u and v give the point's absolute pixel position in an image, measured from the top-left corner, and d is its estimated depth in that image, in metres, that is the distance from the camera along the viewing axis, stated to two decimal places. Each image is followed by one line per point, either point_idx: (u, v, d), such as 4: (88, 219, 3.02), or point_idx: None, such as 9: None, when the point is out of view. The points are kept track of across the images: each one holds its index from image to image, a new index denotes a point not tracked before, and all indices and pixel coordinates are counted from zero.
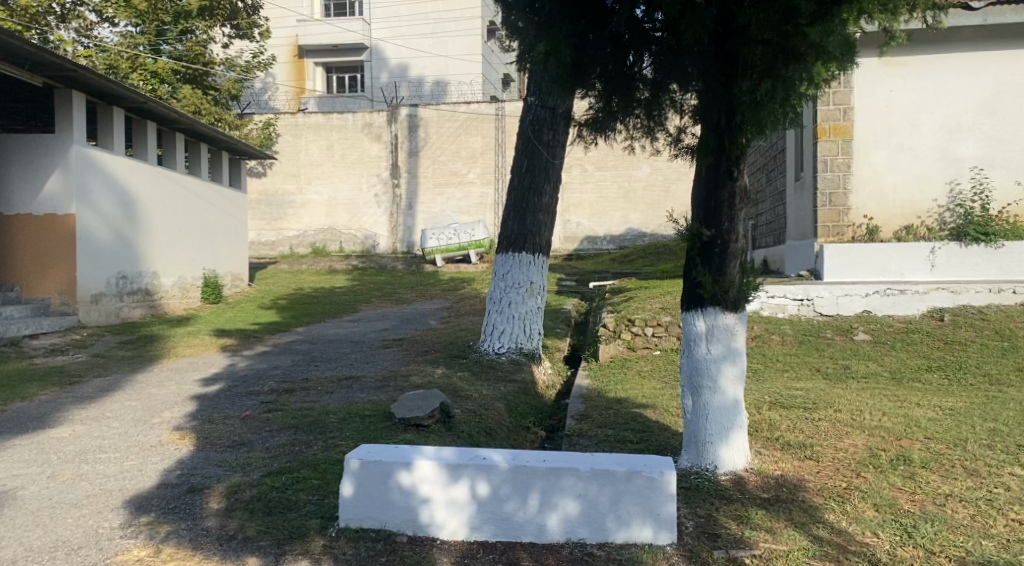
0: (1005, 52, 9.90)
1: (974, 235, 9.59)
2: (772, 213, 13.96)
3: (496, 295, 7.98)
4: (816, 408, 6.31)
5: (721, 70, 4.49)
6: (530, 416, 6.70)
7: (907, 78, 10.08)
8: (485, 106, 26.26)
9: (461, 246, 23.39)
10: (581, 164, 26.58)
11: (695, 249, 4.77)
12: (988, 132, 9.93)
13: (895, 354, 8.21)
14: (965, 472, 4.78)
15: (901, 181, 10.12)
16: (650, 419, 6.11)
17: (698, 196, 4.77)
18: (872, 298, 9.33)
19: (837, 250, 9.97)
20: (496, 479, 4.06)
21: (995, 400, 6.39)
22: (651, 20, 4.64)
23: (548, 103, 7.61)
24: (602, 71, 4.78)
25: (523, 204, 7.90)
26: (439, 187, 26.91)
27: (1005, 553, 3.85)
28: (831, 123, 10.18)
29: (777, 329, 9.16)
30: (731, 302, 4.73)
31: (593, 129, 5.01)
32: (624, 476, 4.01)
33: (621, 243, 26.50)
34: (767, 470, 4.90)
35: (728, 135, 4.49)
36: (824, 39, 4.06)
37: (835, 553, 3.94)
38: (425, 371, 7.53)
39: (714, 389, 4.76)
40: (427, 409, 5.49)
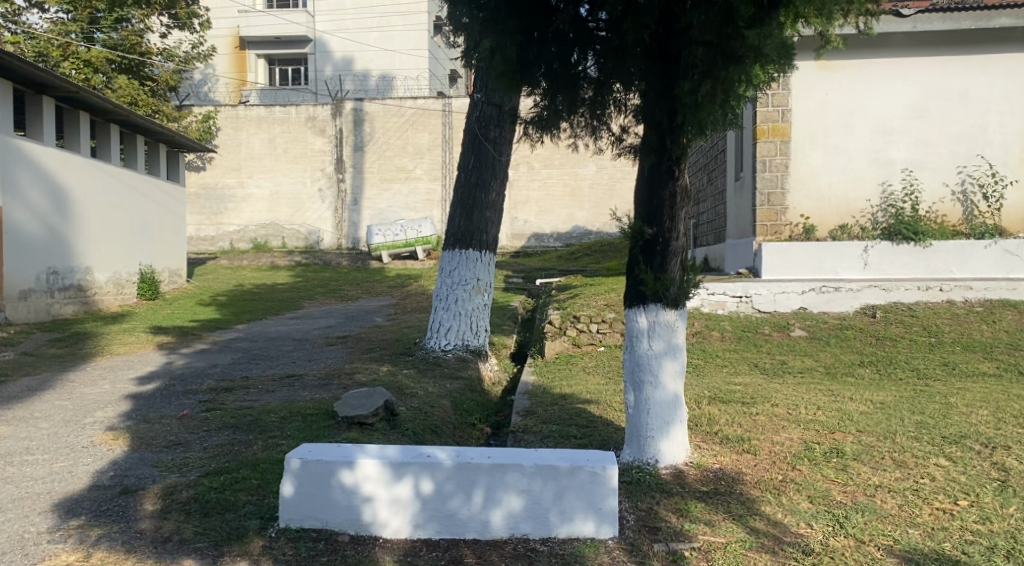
0: (935, 58, 10.22)
1: (905, 234, 9.90)
2: (713, 211, 14.26)
3: (443, 292, 7.97)
4: (753, 402, 6.47)
5: (664, 71, 4.56)
6: (476, 413, 6.71)
7: (841, 81, 10.37)
8: (431, 102, 26.22)
9: (407, 242, 23.28)
10: (529, 161, 26.69)
11: (638, 247, 4.84)
12: (918, 135, 10.27)
13: (830, 350, 8.44)
14: (893, 463, 4.95)
15: (836, 181, 10.41)
16: (595, 415, 6.18)
17: (639, 196, 4.84)
18: (807, 295, 9.59)
19: (775, 248, 10.20)
20: (440, 476, 4.07)
21: (923, 394, 6.65)
22: (594, 19, 4.70)
23: (494, 99, 7.64)
24: (547, 70, 4.83)
25: (470, 200, 7.89)
26: (385, 183, 26.72)
27: (931, 541, 4.00)
28: (770, 125, 10.39)
29: (717, 326, 9.33)
30: (672, 300, 4.82)
31: (538, 128, 5.05)
32: (567, 471, 4.07)
33: (567, 241, 26.73)
34: (705, 464, 5.00)
35: (671, 135, 4.59)
36: (761, 42, 4.09)
37: (770, 544, 4.04)
38: (369, 368, 7.50)
39: (656, 384, 4.85)
40: (371, 407, 5.47)
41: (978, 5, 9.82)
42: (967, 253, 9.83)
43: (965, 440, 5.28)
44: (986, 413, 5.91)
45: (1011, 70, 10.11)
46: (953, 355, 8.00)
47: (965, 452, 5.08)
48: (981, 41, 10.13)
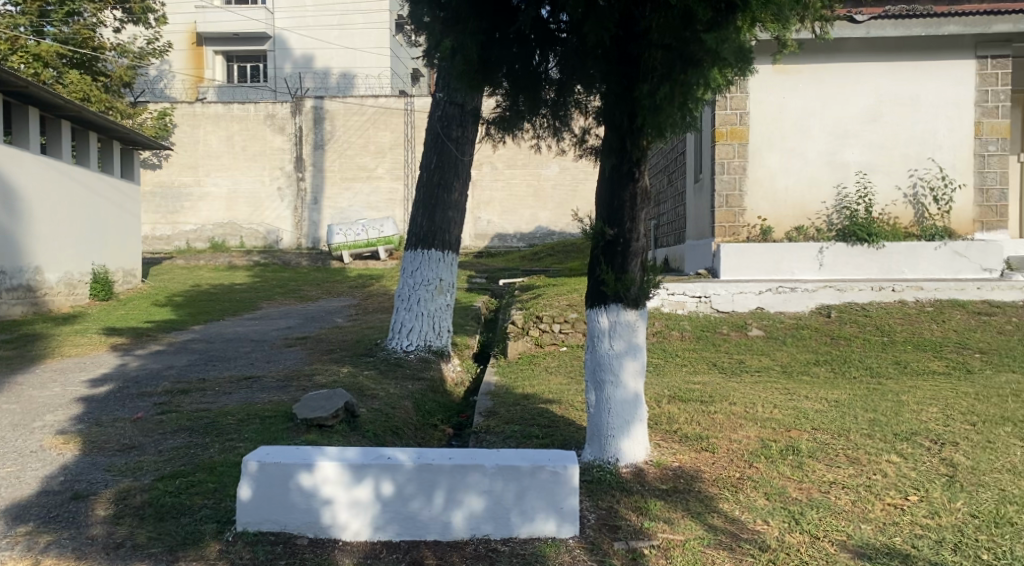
0: (888, 64, 10.44)
1: (859, 235, 10.10)
2: (672, 212, 14.42)
3: (405, 292, 7.95)
4: (712, 400, 6.57)
5: (624, 74, 4.61)
6: (437, 414, 6.71)
7: (798, 84, 10.56)
8: (393, 101, 26.13)
9: (369, 242, 23.15)
10: (492, 161, 26.72)
11: (599, 248, 4.88)
12: (872, 139, 10.49)
13: (786, 349, 8.58)
14: (847, 460, 5.06)
15: (793, 183, 10.59)
16: (557, 414, 6.22)
17: (600, 197, 4.88)
18: (765, 295, 9.75)
19: (733, 249, 10.34)
20: (401, 478, 4.07)
21: (876, 392, 6.79)
22: (556, 20, 4.73)
23: (457, 99, 7.64)
24: (509, 71, 4.85)
25: (433, 200, 7.88)
26: (346, 182, 26.56)
27: (882, 536, 4.09)
28: (728, 128, 10.58)
29: (677, 325, 9.44)
30: (633, 300, 4.86)
31: (501, 128, 5.09)
32: (529, 471, 4.09)
33: (530, 242, 26.81)
34: (665, 462, 5.06)
35: (631, 137, 4.64)
36: (718, 45, 4.19)
37: (728, 541, 4.11)
38: (329, 369, 7.46)
39: (616, 383, 4.89)
40: (330, 408, 5.45)
41: (928, 12, 10.05)
42: (918, 254, 10.06)
43: (915, 437, 5.41)
44: (936, 411, 6.06)
45: (959, 77, 10.34)
46: (904, 354, 8.18)
47: (915, 448, 5.21)
48: (931, 48, 10.37)
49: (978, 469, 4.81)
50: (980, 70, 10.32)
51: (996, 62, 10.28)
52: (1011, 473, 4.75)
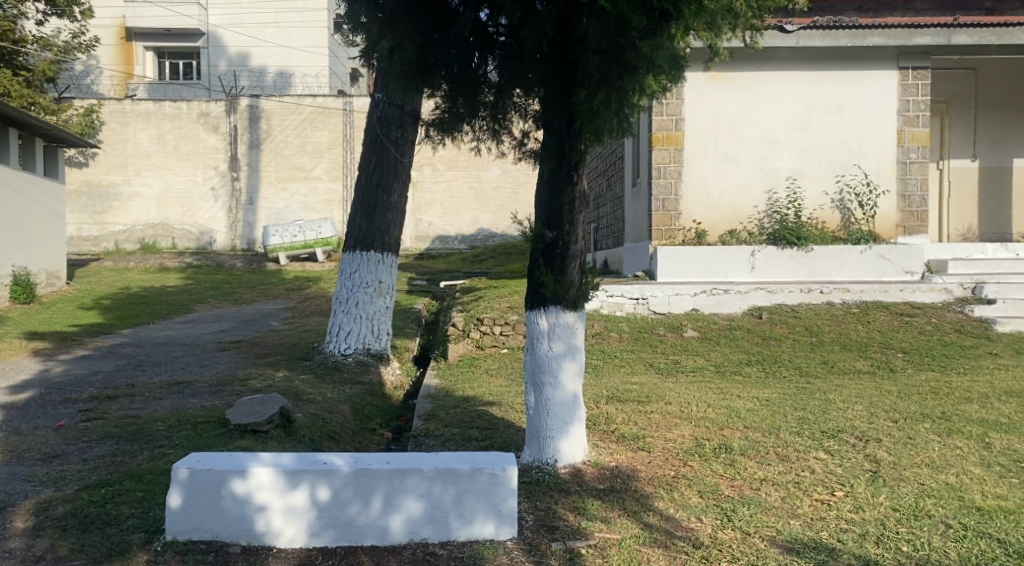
0: (816, 73, 10.76)
1: (789, 239, 10.37)
2: (611, 216, 14.61)
3: (343, 295, 7.88)
4: (648, 400, 6.69)
5: (563, 78, 4.66)
6: (376, 418, 6.66)
7: (730, 91, 10.82)
8: (331, 100, 25.89)
9: (306, 244, 22.84)
10: (433, 163, 26.66)
11: (538, 250, 4.91)
12: (801, 145, 10.80)
13: (720, 349, 8.77)
14: (777, 457, 5.20)
15: (726, 188, 10.84)
16: (496, 417, 6.24)
17: (540, 200, 4.91)
18: (699, 297, 9.96)
19: (669, 252, 10.52)
20: (337, 483, 4.03)
21: (805, 391, 6.98)
22: (494, 24, 4.77)
23: (396, 100, 7.60)
24: (448, 73, 4.86)
25: (371, 202, 7.83)
26: (283, 182, 26.20)
27: (809, 531, 4.22)
28: (664, 133, 10.78)
29: (615, 326, 9.56)
30: (572, 301, 4.92)
31: (440, 130, 5.09)
32: (468, 474, 4.11)
33: (471, 243, 26.82)
34: (602, 462, 5.13)
35: (569, 141, 4.70)
36: (652, 53, 4.23)
37: (663, 539, 4.19)
38: (264, 374, 7.34)
39: (555, 384, 4.94)
40: (265, 414, 5.39)
41: (854, 24, 10.36)
42: (846, 257, 10.38)
43: (841, 434, 5.59)
44: (861, 409, 6.27)
45: (882, 87, 10.71)
46: (832, 354, 8.43)
47: (841, 445, 5.38)
48: (857, 58, 10.70)
49: (899, 465, 5.00)
50: (902, 80, 10.69)
51: (917, 73, 10.68)
52: (930, 468, 4.95)
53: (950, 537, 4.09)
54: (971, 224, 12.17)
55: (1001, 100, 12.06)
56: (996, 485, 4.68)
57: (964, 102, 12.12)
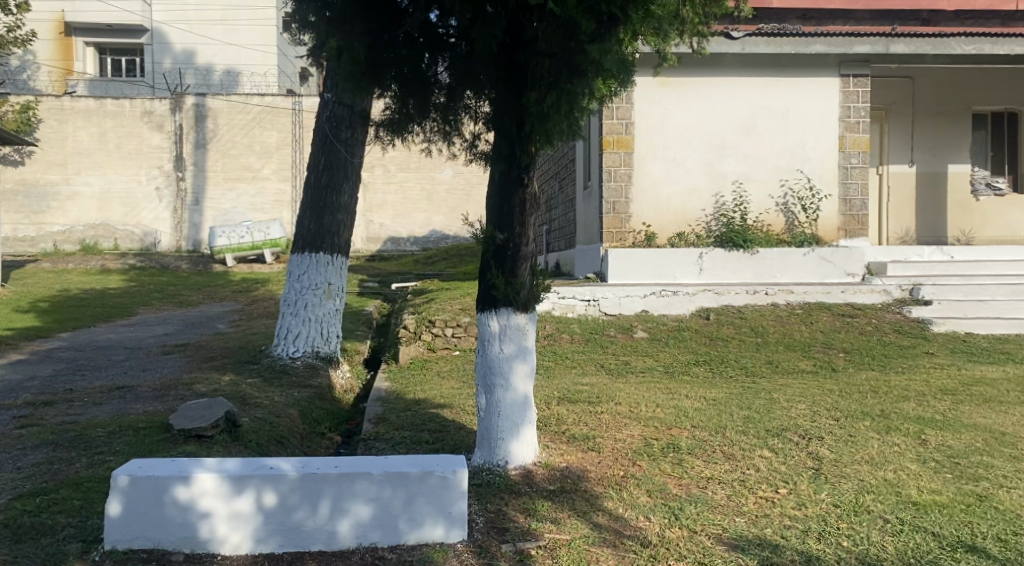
0: (761, 80, 10.97)
1: (735, 241, 10.55)
2: (562, 218, 14.70)
3: (291, 297, 7.78)
4: (599, 400, 6.75)
5: (512, 81, 4.68)
6: (325, 422, 6.58)
7: (679, 96, 10.97)
8: (280, 99, 25.66)
9: (254, 245, 22.49)
10: (384, 164, 26.53)
11: (489, 253, 4.92)
12: (747, 150, 10.99)
13: (669, 350, 8.89)
14: (723, 456, 5.29)
15: (675, 191, 11.00)
16: (447, 419, 6.23)
17: (491, 202, 4.92)
18: (648, 299, 10.07)
19: (620, 254, 10.61)
20: (284, 488, 3.99)
21: (751, 390, 7.11)
22: (445, 25, 4.78)
23: (345, 100, 7.53)
24: (398, 74, 4.81)
25: (321, 203, 7.76)
26: (230, 182, 25.79)
27: (754, 528, 4.30)
28: (615, 136, 10.88)
29: (566, 328, 9.62)
30: (523, 303, 4.93)
31: (390, 131, 5.07)
32: (417, 477, 4.09)
33: (423, 245, 26.75)
34: (553, 463, 5.15)
35: (519, 143, 4.72)
36: (600, 57, 4.24)
37: (611, 538, 4.23)
38: (210, 378, 7.21)
39: (506, 386, 4.95)
40: (210, 418, 5.30)
41: (798, 31, 10.61)
42: (789, 260, 10.59)
43: (784, 433, 5.71)
44: (804, 407, 6.40)
45: (823, 93, 10.96)
46: (776, 354, 8.60)
47: (784, 443, 5.50)
48: (801, 65, 10.94)
49: (840, 462, 5.13)
50: (844, 87, 10.95)
51: (857, 80, 10.95)
52: (869, 465, 5.07)
53: (888, 532, 4.20)
54: (909, 228, 12.54)
55: (937, 107, 12.44)
56: (931, 480, 4.82)
57: (902, 110, 12.43)
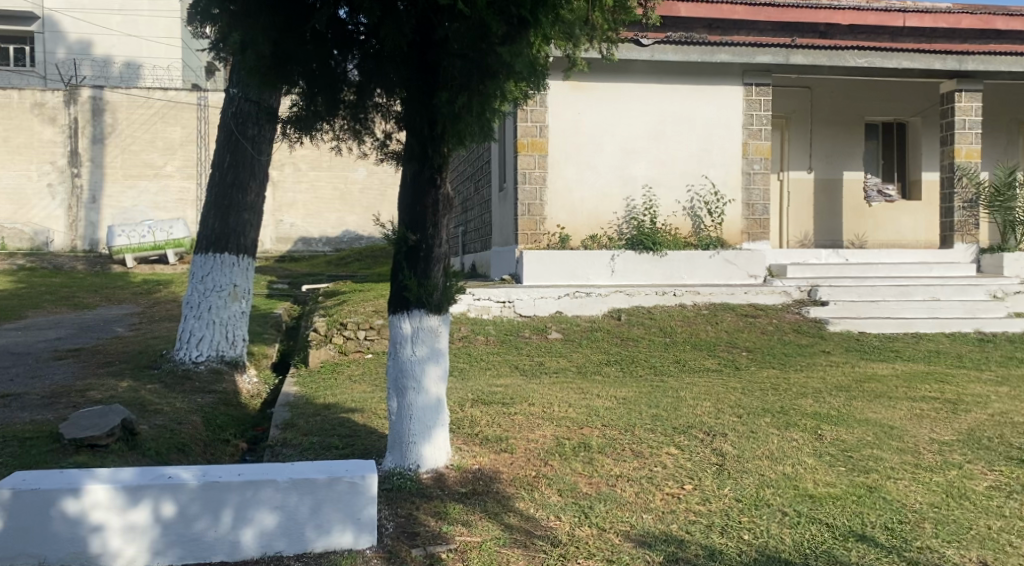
0: (669, 87, 11.23)
1: (645, 244, 10.76)
2: (478, 219, 14.73)
3: (194, 299, 7.54)
4: (512, 401, 6.77)
5: (424, 81, 4.64)
6: (230, 428, 6.38)
7: (591, 101, 11.12)
8: (184, 94, 24.91)
9: (156, 245, 21.68)
10: (295, 162, 26.00)
11: (401, 254, 4.85)
12: (656, 155, 11.24)
13: (582, 350, 9.00)
14: (631, 453, 5.38)
15: (587, 195, 11.16)
16: (358, 423, 6.14)
17: (402, 202, 4.86)
18: (563, 299, 10.18)
19: (534, 255, 10.66)
20: (184, 498, 3.85)
21: (660, 388, 7.26)
22: (354, 22, 4.69)
23: (252, 95, 7.31)
24: (305, 71, 4.73)
25: (226, 201, 7.54)
26: (130, 180, 24.84)
27: (660, 524, 4.38)
28: (529, 139, 10.92)
29: (481, 329, 9.63)
30: (436, 305, 4.90)
31: (297, 129, 4.96)
32: (325, 483, 4.02)
33: (336, 246, 26.37)
34: (465, 466, 5.13)
35: (431, 144, 4.68)
36: (512, 59, 4.24)
37: (522, 539, 4.24)
38: (106, 384, 6.91)
39: (418, 389, 4.91)
40: (105, 427, 5.08)
41: (704, 40, 10.87)
42: (696, 263, 10.86)
43: (691, 430, 5.84)
44: (709, 405, 6.58)
45: (728, 101, 11.30)
46: (684, 353, 8.79)
47: (690, 440, 5.63)
48: (707, 74, 11.24)
49: (742, 457, 5.28)
50: (747, 95, 11.31)
51: (760, 89, 11.31)
52: (769, 459, 5.25)
53: (786, 524, 4.35)
54: (808, 231, 13.06)
55: (833, 117, 12.98)
56: (826, 473, 5.01)
57: (802, 118, 12.93)
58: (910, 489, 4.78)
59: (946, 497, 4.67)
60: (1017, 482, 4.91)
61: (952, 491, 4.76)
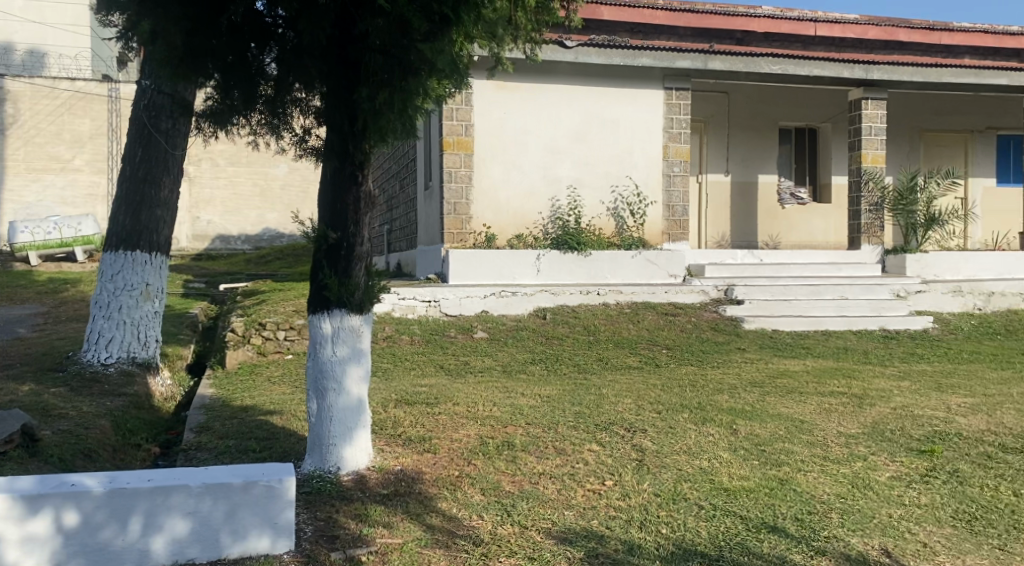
0: (593, 89, 11.36)
1: (570, 244, 10.86)
2: (403, 218, 14.62)
3: (104, 298, 7.28)
4: (436, 401, 6.73)
5: (345, 76, 4.55)
6: (142, 432, 6.16)
7: (516, 100, 11.15)
8: (94, 85, 24.06)
9: (63, 242, 20.79)
10: (212, 157, 25.33)
11: (321, 252, 4.76)
12: (580, 156, 11.36)
13: (506, 349, 9.00)
14: (554, 451, 5.41)
15: (512, 194, 11.20)
16: (276, 426, 6.02)
17: (323, 199, 4.77)
18: (488, 299, 10.18)
19: (459, 254, 10.63)
20: (88, 506, 3.70)
21: (582, 387, 7.33)
22: (272, 15, 4.60)
23: (165, 88, 7.06)
24: (220, 63, 4.61)
25: (138, 197, 7.27)
26: (35, 173, 23.78)
27: (582, 520, 4.42)
28: (455, 137, 10.87)
29: (406, 329, 9.55)
30: (357, 305, 4.83)
31: (212, 122, 4.92)
32: (240, 487, 3.92)
33: (256, 244, 25.83)
34: (388, 467, 5.09)
35: (352, 140, 4.59)
36: (434, 57, 4.20)
37: (444, 539, 4.22)
38: (7, 387, 6.58)
39: (339, 390, 4.83)
40: (3, 433, 4.86)
41: (627, 44, 10.98)
42: (619, 263, 11.00)
43: (612, 427, 5.91)
44: (630, 402, 6.67)
45: (649, 104, 11.49)
46: (606, 351, 8.90)
47: (611, 437, 5.70)
48: (629, 77, 11.42)
49: (661, 452, 5.38)
50: (667, 99, 11.51)
51: (680, 93, 11.54)
52: (687, 454, 5.35)
53: (702, 517, 4.44)
54: (725, 232, 13.38)
55: (750, 122, 13.34)
56: (741, 467, 5.14)
57: (720, 122, 13.24)
58: (819, 481, 4.95)
59: (851, 488, 4.85)
60: (916, 471, 5.13)
61: (857, 482, 4.94)
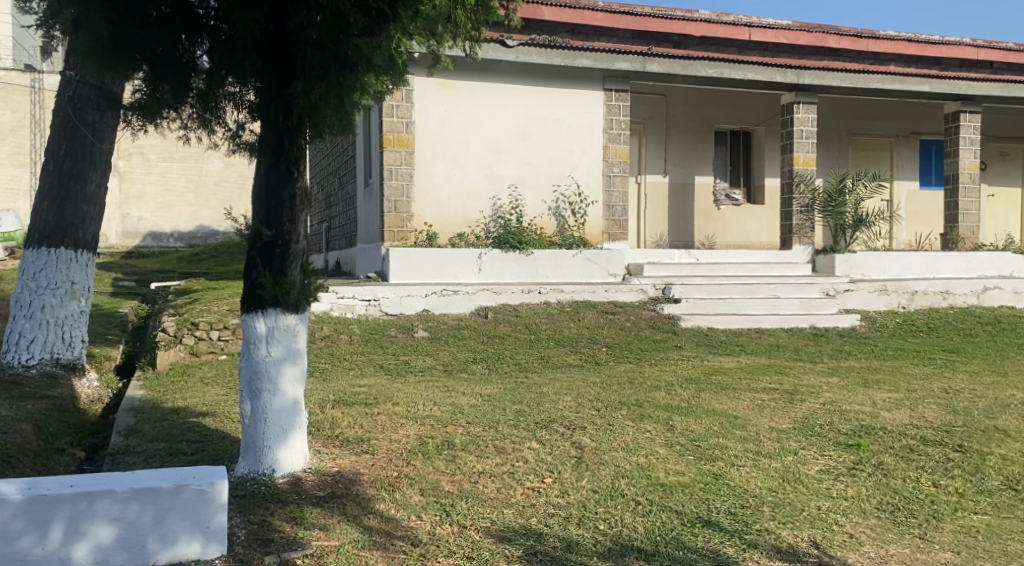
0: (533, 88, 11.39)
1: (512, 243, 10.87)
2: (342, 215, 14.45)
3: (26, 297, 7.02)
4: (375, 401, 6.66)
5: (280, 70, 4.44)
6: (65, 437, 5.95)
7: (457, 99, 11.11)
8: (16, 76, 23.20)
9: None
10: (143, 152, 24.64)
11: (255, 250, 4.64)
12: (521, 155, 11.39)
13: (446, 348, 8.96)
14: (494, 450, 5.40)
15: (453, 193, 11.17)
16: (209, 428, 5.88)
17: (256, 195, 4.65)
18: (429, 298, 10.12)
19: (400, 253, 10.54)
20: (6, 514, 3.56)
21: (522, 384, 7.36)
22: (205, 6, 4.47)
23: (92, 79, 6.82)
24: (148, 55, 4.49)
25: (62, 192, 7.02)
26: None
27: (521, 518, 4.43)
28: (395, 135, 10.76)
29: (345, 328, 9.43)
30: (293, 304, 4.74)
31: (140, 115, 4.74)
32: (169, 492, 3.82)
33: (190, 241, 25.30)
34: (324, 469, 5.01)
35: (287, 136, 4.50)
36: (371, 52, 4.19)
37: (382, 540, 4.18)
38: None
39: (274, 391, 4.74)
40: None
41: (566, 45, 11.02)
42: (560, 262, 11.06)
43: (552, 424, 5.93)
44: (569, 399, 6.71)
45: (589, 104, 11.57)
46: (546, 349, 8.94)
47: (551, 434, 5.72)
48: (569, 77, 11.48)
49: (600, 449, 5.42)
50: (607, 100, 11.61)
51: (618, 94, 11.64)
52: (624, 451, 5.40)
53: (639, 513, 4.48)
54: (663, 232, 13.57)
55: (687, 123, 13.55)
56: (676, 463, 5.22)
57: (658, 123, 13.41)
58: (751, 475, 5.04)
59: (783, 481, 4.95)
60: (843, 464, 5.28)
61: (788, 476, 5.05)
